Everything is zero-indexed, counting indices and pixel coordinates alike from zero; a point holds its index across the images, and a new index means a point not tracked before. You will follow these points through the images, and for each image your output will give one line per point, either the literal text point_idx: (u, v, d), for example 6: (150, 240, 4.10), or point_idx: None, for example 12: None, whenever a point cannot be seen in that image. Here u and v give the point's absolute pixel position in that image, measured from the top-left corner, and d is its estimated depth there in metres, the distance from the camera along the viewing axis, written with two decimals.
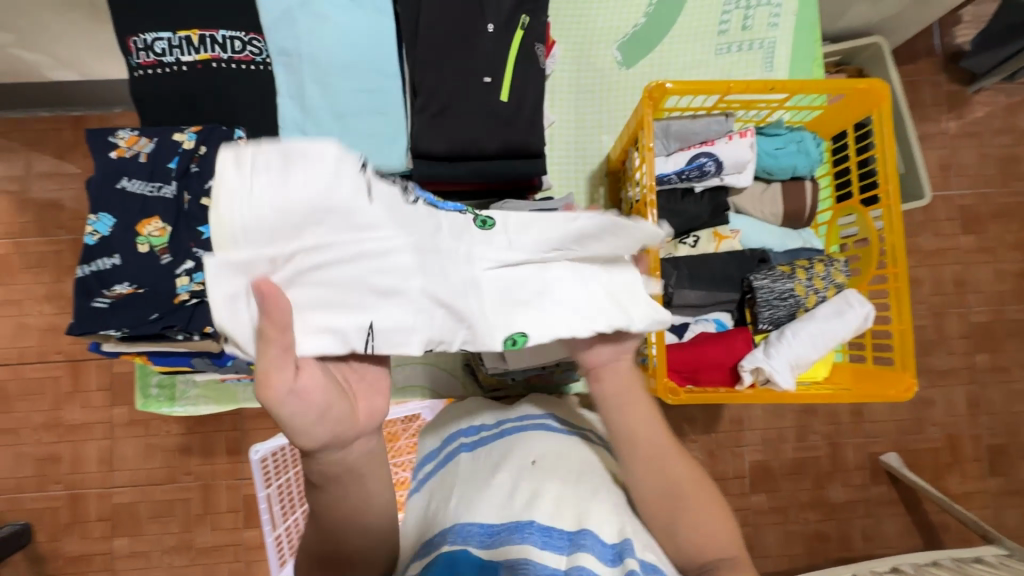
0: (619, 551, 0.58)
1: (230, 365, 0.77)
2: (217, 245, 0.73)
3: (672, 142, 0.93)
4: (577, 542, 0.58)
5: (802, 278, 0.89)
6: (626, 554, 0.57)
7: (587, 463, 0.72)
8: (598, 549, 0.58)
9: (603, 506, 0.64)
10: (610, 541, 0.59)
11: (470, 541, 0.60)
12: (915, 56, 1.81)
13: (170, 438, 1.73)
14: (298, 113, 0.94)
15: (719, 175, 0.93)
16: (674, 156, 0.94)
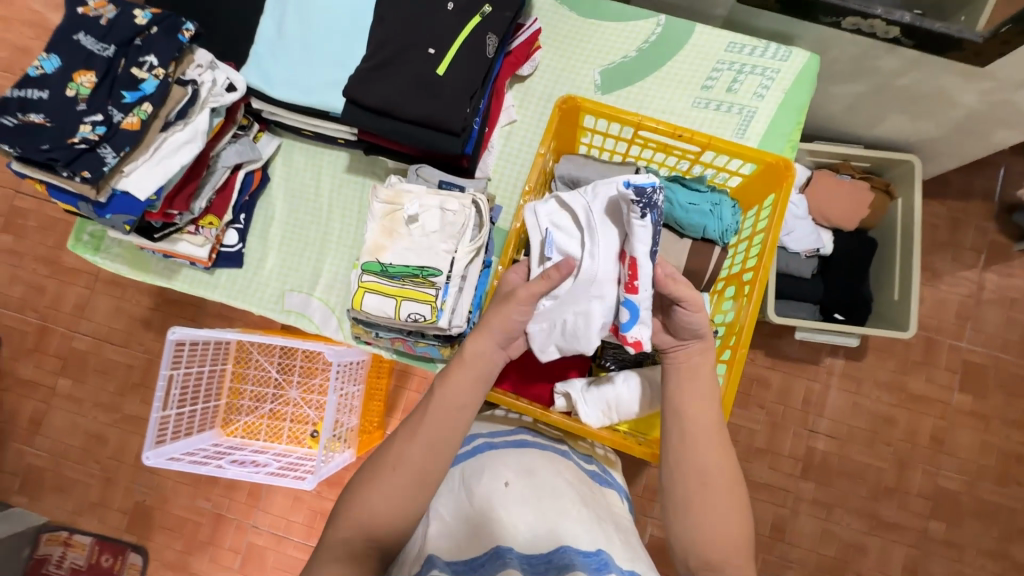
0: (601, 560, 0.68)
1: (109, 219, 0.87)
2: (128, 111, 0.82)
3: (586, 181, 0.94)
4: (567, 558, 0.67)
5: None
6: (608, 565, 0.68)
7: (559, 479, 0.79)
8: (580, 562, 0.67)
9: (580, 528, 0.72)
10: (589, 550, 0.69)
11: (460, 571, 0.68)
12: (968, 195, 1.70)
13: (138, 308, 1.89)
14: (273, 33, 1.02)
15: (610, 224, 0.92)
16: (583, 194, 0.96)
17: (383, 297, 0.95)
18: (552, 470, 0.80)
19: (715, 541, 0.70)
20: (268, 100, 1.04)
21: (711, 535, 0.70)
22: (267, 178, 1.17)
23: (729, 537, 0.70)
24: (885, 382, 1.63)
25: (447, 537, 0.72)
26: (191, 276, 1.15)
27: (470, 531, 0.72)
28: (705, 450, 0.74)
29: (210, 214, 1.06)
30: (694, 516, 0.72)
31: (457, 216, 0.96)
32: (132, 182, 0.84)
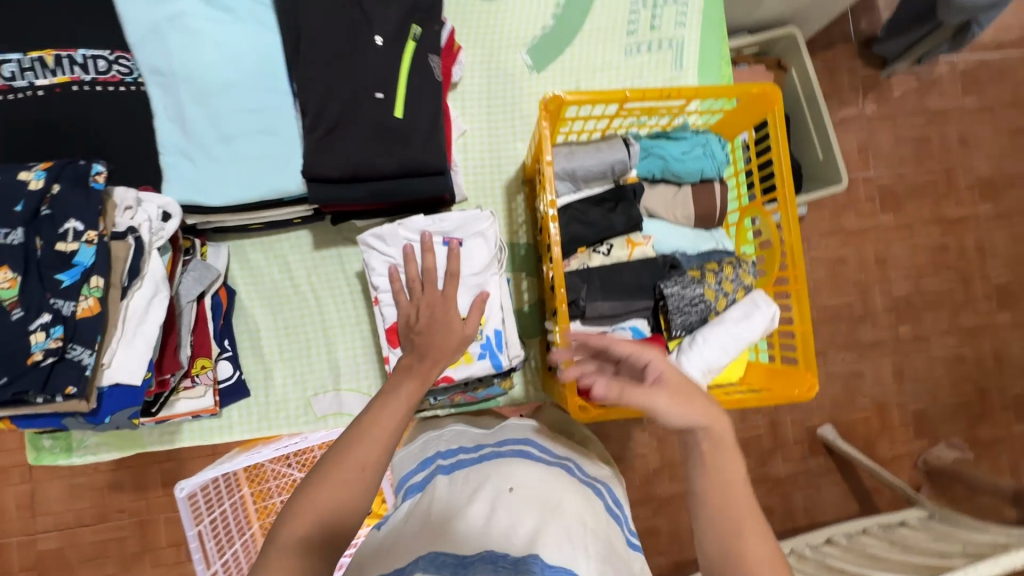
0: None
1: (107, 421, 0.72)
2: (78, 295, 0.67)
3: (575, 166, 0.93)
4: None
5: (710, 282, 0.91)
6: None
7: (567, 493, 0.76)
8: None
9: (584, 547, 0.67)
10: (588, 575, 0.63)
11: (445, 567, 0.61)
12: (830, 44, 1.82)
13: (99, 476, 1.62)
14: (177, 134, 0.86)
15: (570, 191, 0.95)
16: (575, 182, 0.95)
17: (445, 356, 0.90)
18: (559, 484, 0.77)
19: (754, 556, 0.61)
20: (204, 210, 0.90)
21: None
22: (232, 292, 1.03)
23: (756, 542, 0.61)
24: (826, 230, 1.77)
25: (439, 532, 0.67)
26: (198, 428, 1.01)
27: (466, 530, 0.66)
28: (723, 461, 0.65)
29: (199, 356, 0.92)
30: (727, 523, 0.63)
31: (482, 251, 0.91)
32: (120, 370, 0.71)
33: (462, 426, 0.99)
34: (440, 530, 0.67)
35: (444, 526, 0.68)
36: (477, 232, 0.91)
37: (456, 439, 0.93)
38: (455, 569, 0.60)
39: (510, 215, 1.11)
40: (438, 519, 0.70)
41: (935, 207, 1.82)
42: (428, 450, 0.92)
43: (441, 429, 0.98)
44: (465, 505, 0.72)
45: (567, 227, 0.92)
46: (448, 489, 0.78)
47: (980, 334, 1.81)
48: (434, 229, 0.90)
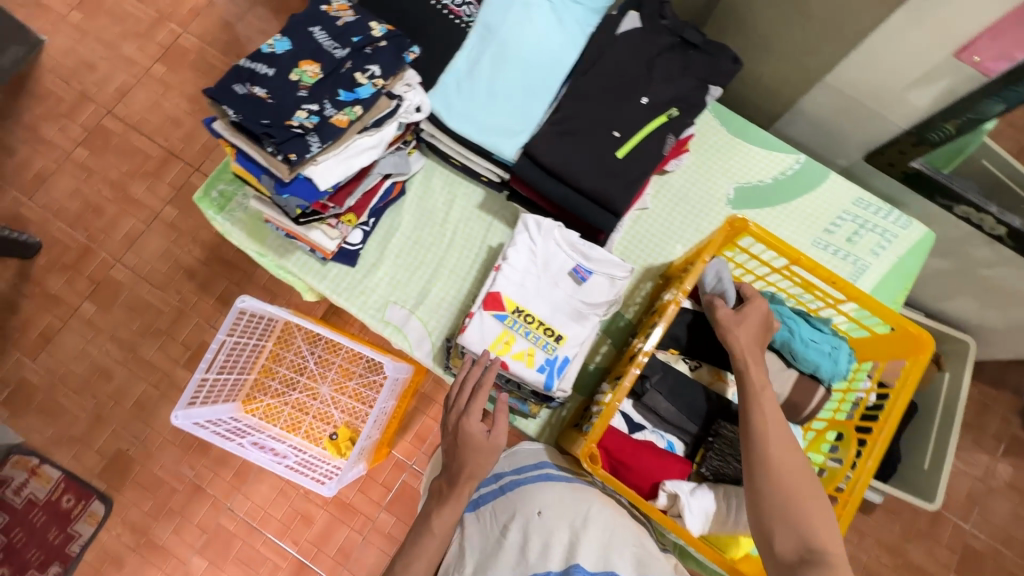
0: None
1: (283, 199, 0.88)
2: (341, 109, 0.86)
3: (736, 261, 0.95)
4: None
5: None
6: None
7: (594, 508, 0.87)
8: None
9: (615, 550, 0.81)
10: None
11: None
12: (998, 385, 1.75)
13: (187, 257, 1.86)
14: (465, 68, 1.08)
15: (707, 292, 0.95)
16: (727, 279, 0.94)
17: (517, 340, 0.95)
18: (586, 500, 0.89)
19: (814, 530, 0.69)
20: (438, 125, 1.10)
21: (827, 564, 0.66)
22: (402, 192, 1.21)
23: (822, 526, 0.69)
24: (885, 541, 1.63)
25: (492, 558, 0.85)
26: (304, 261, 1.17)
27: (511, 560, 0.84)
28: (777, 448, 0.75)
29: (351, 212, 1.09)
30: (802, 511, 0.70)
31: (603, 291, 0.97)
32: (318, 172, 0.87)
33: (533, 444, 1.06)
34: (487, 564, 0.85)
35: (490, 549, 0.87)
36: (611, 275, 0.98)
37: (511, 461, 1.03)
38: None
39: (632, 291, 1.19)
40: (484, 551, 0.88)
41: None
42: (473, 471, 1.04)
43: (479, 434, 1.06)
44: (504, 533, 0.88)
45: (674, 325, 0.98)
46: (497, 508, 0.95)
47: None
48: (582, 249, 0.98)
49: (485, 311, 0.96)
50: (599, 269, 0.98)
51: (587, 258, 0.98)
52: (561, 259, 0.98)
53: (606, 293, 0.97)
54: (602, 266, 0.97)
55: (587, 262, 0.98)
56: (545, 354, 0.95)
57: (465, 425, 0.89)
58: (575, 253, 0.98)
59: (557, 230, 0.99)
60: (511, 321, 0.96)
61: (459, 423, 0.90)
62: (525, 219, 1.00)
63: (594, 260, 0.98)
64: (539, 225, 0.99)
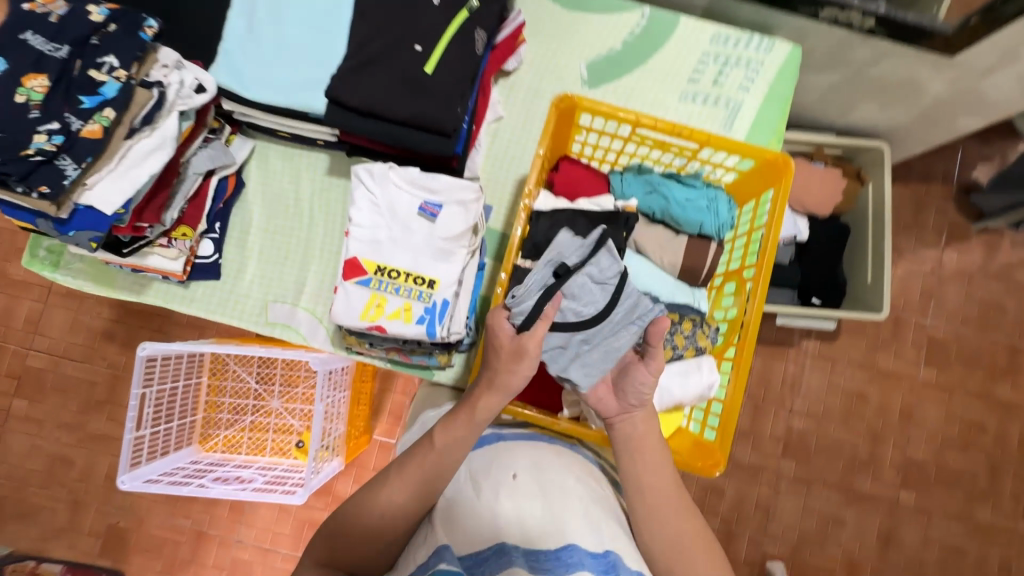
0: (610, 562, 0.71)
1: (72, 237, 0.80)
2: (89, 117, 0.75)
3: (613, 316, 0.79)
4: (573, 559, 0.70)
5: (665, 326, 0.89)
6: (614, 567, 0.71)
7: (569, 476, 0.79)
8: (586, 565, 0.70)
9: (589, 525, 0.74)
10: (596, 551, 0.72)
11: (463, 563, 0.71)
12: (928, 178, 1.73)
13: (99, 321, 1.76)
14: (242, 27, 0.96)
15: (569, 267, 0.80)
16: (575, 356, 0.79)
17: (388, 301, 0.90)
18: (563, 466, 0.81)
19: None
20: (240, 101, 0.98)
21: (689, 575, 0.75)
22: (240, 184, 1.10)
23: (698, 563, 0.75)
24: (856, 360, 1.67)
25: (457, 522, 0.75)
26: (164, 290, 1.08)
27: (477, 525, 0.74)
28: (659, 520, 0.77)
29: (184, 224, 0.99)
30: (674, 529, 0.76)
31: (460, 219, 0.91)
32: (96, 196, 0.77)
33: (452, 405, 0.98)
34: (454, 525, 0.75)
35: (459, 512, 0.76)
36: (462, 201, 0.91)
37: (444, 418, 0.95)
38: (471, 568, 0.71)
39: (511, 208, 1.11)
40: (451, 513, 0.76)
41: (984, 383, 1.67)
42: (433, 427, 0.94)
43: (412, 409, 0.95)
44: (473, 494, 0.77)
45: (547, 229, 0.92)
46: (463, 471, 0.82)
47: (993, 534, 1.63)
48: (423, 184, 0.91)
49: (348, 281, 0.90)
50: (449, 199, 0.92)
51: (434, 188, 0.91)
52: (406, 202, 0.91)
53: (465, 219, 0.91)
54: (450, 193, 0.91)
55: (435, 193, 0.91)
56: (421, 305, 0.90)
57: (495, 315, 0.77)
58: (420, 189, 0.91)
59: (392, 172, 0.91)
60: (376, 283, 0.90)
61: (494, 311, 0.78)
62: (358, 171, 0.91)
63: (441, 189, 0.91)
64: (374, 172, 0.91)
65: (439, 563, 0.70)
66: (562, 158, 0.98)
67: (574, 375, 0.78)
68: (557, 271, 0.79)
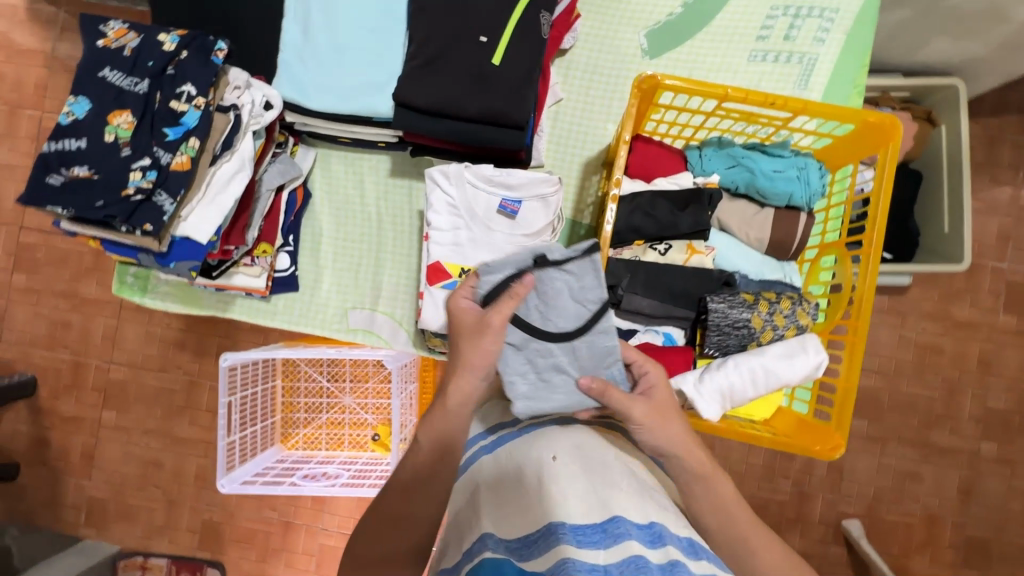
0: (690, 546, 0.51)
1: (173, 267, 0.81)
2: (176, 149, 0.75)
3: (579, 342, 0.71)
4: (643, 543, 0.49)
5: (764, 306, 0.85)
6: (664, 537, 0.49)
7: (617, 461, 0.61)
8: (643, 535, 0.50)
9: (652, 506, 0.54)
10: (649, 524, 0.51)
11: (513, 551, 0.52)
12: (1002, 112, 1.60)
13: (169, 331, 1.83)
14: (297, 35, 0.93)
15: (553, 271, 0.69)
16: (527, 364, 0.70)
17: None
18: (606, 444, 0.63)
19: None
20: (302, 112, 0.97)
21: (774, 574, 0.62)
22: (307, 195, 1.11)
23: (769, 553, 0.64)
24: (928, 312, 1.59)
25: (495, 513, 0.58)
26: (248, 306, 1.11)
27: (519, 507, 0.55)
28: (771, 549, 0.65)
29: (263, 241, 1.00)
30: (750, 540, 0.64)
31: (542, 213, 0.89)
32: (190, 226, 0.78)
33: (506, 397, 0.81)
34: (495, 518, 0.57)
35: (500, 503, 0.58)
36: (540, 195, 0.89)
37: (493, 418, 0.73)
38: (520, 555, 0.51)
39: (580, 192, 1.10)
40: (490, 501, 0.60)
41: None
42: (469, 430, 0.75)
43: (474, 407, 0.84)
44: (510, 478, 0.59)
45: (628, 216, 0.90)
46: (492, 467, 0.63)
47: None
48: (499, 181, 0.89)
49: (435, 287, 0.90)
50: (527, 193, 0.90)
51: (512, 184, 0.90)
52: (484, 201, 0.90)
53: (547, 212, 0.90)
54: (529, 189, 0.89)
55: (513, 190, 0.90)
56: None
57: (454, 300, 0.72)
58: (496, 187, 0.90)
59: (466, 172, 0.89)
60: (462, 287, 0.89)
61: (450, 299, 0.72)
62: (433, 173, 0.90)
63: (520, 184, 0.89)
64: (446, 172, 0.89)
65: (482, 552, 0.54)
66: (635, 137, 0.94)
67: (511, 387, 0.68)
68: (534, 264, 0.67)
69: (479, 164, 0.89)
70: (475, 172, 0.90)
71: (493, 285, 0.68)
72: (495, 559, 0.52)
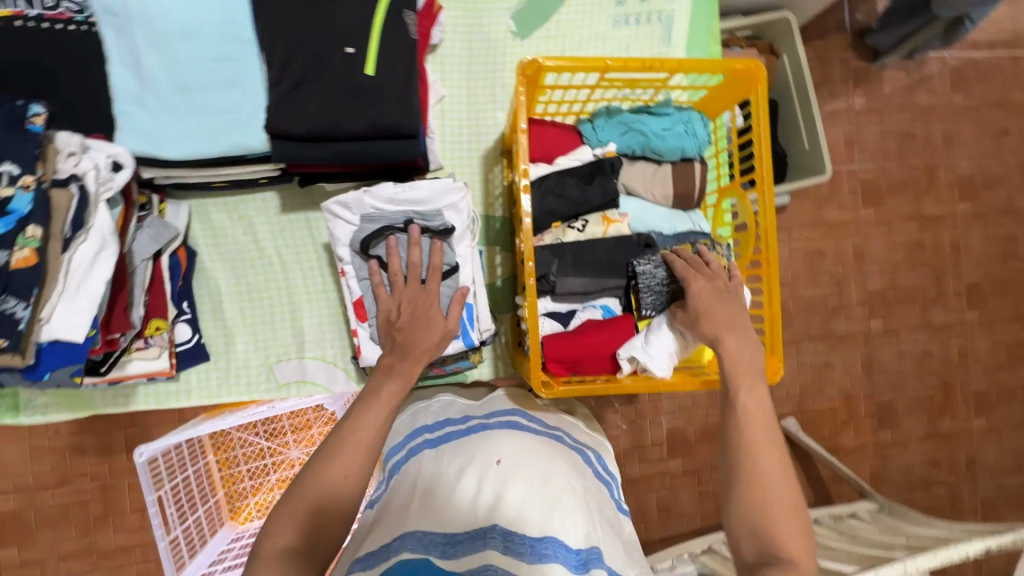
0: (584, 559, 0.66)
1: (49, 378, 0.69)
2: (13, 245, 0.62)
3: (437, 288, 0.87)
4: (551, 550, 0.64)
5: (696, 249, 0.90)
6: (591, 563, 0.65)
7: (554, 467, 0.76)
8: (563, 556, 0.64)
9: (573, 517, 0.69)
10: (573, 546, 0.66)
11: (433, 551, 0.63)
12: (825, 32, 1.80)
13: (60, 439, 1.58)
14: (130, 78, 0.81)
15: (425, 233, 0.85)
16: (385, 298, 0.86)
17: None
18: (548, 456, 0.77)
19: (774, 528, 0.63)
20: (161, 165, 0.85)
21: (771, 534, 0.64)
22: (193, 253, 0.99)
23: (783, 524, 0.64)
24: (806, 221, 1.78)
25: (430, 504, 0.69)
26: (155, 391, 0.98)
27: (455, 507, 0.68)
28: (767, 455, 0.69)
29: (153, 317, 0.88)
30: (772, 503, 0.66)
31: (458, 222, 0.87)
32: (58, 327, 0.67)
33: (450, 396, 0.98)
34: (430, 505, 0.69)
35: (431, 505, 0.69)
36: (449, 203, 0.86)
37: (442, 413, 0.91)
38: (444, 549, 0.64)
39: (486, 186, 1.07)
40: (425, 492, 0.71)
41: (913, 205, 1.83)
42: (417, 421, 0.90)
43: (429, 400, 0.96)
44: (453, 481, 0.72)
45: (540, 201, 0.91)
46: (439, 465, 0.76)
47: (949, 331, 1.84)
48: (402, 198, 0.85)
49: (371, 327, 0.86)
50: (437, 204, 0.86)
51: (418, 200, 0.86)
52: (395, 222, 0.85)
53: (462, 219, 0.87)
54: (436, 202, 0.86)
55: (421, 206, 0.86)
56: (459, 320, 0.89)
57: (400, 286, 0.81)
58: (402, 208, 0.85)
59: (366, 198, 0.84)
60: None
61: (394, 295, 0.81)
62: (330, 206, 0.84)
63: (426, 199, 0.85)
64: (345, 202, 0.84)
65: (403, 549, 0.63)
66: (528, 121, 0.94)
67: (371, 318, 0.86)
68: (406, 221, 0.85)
69: (377, 185, 0.84)
70: (375, 196, 0.85)
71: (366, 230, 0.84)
72: (410, 558, 0.61)
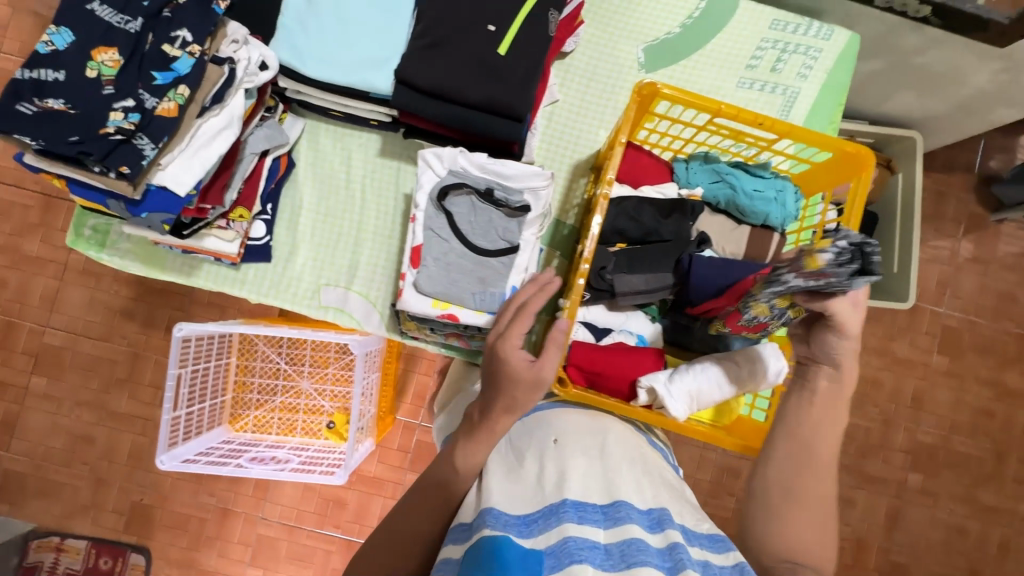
0: (657, 520, 0.64)
1: (144, 218, 0.76)
2: (163, 95, 0.72)
3: (492, 261, 0.89)
4: (625, 513, 0.63)
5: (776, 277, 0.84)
6: (666, 523, 0.63)
7: (610, 442, 0.77)
8: (635, 519, 0.63)
9: (633, 485, 0.69)
10: (643, 508, 0.66)
11: (510, 529, 0.63)
12: (951, 168, 1.74)
13: (118, 299, 1.72)
14: (301, 2, 0.92)
15: (497, 208, 0.89)
16: (443, 253, 0.89)
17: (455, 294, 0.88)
18: (602, 434, 0.79)
19: (804, 546, 0.66)
20: (296, 78, 0.94)
21: (797, 546, 0.66)
22: (291, 164, 1.08)
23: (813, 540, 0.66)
24: (872, 346, 1.69)
25: (499, 487, 0.70)
26: (214, 272, 1.06)
27: (522, 488, 0.70)
28: (805, 471, 0.71)
29: (241, 206, 0.97)
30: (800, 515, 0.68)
31: (531, 207, 0.90)
32: (169, 176, 0.74)
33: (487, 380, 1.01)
34: (498, 488, 0.70)
35: (501, 487, 0.71)
36: (531, 187, 0.89)
37: None
38: (520, 528, 0.63)
39: (566, 193, 1.11)
40: (492, 475, 0.74)
41: (994, 371, 1.70)
42: None
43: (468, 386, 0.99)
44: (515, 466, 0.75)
45: (613, 218, 0.94)
46: (500, 453, 0.79)
47: (994, 516, 1.68)
48: (491, 167, 0.89)
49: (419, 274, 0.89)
50: (520, 185, 0.90)
51: (504, 174, 0.89)
52: (476, 186, 0.89)
53: (538, 204, 0.90)
54: (520, 181, 0.89)
55: (505, 181, 0.90)
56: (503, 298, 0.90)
57: (501, 349, 0.79)
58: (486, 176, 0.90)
59: (458, 157, 0.89)
60: None
61: (500, 347, 0.79)
62: (426, 152, 0.89)
63: (513, 175, 0.89)
64: (439, 154, 0.89)
65: (483, 526, 0.62)
66: (626, 144, 0.97)
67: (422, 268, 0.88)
68: (485, 191, 0.89)
69: (472, 148, 0.89)
70: (466, 158, 0.90)
71: (447, 184, 0.89)
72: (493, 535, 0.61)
